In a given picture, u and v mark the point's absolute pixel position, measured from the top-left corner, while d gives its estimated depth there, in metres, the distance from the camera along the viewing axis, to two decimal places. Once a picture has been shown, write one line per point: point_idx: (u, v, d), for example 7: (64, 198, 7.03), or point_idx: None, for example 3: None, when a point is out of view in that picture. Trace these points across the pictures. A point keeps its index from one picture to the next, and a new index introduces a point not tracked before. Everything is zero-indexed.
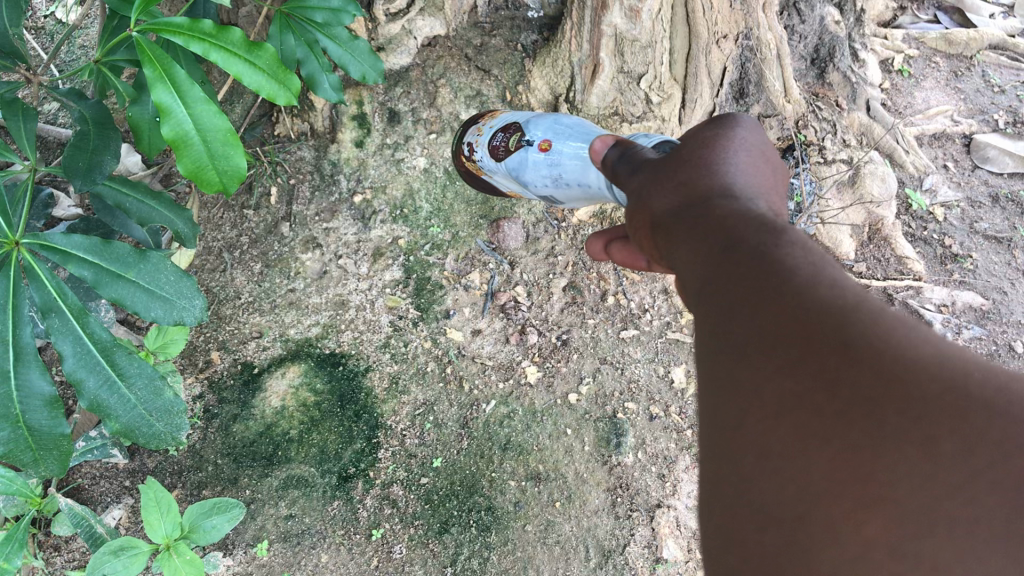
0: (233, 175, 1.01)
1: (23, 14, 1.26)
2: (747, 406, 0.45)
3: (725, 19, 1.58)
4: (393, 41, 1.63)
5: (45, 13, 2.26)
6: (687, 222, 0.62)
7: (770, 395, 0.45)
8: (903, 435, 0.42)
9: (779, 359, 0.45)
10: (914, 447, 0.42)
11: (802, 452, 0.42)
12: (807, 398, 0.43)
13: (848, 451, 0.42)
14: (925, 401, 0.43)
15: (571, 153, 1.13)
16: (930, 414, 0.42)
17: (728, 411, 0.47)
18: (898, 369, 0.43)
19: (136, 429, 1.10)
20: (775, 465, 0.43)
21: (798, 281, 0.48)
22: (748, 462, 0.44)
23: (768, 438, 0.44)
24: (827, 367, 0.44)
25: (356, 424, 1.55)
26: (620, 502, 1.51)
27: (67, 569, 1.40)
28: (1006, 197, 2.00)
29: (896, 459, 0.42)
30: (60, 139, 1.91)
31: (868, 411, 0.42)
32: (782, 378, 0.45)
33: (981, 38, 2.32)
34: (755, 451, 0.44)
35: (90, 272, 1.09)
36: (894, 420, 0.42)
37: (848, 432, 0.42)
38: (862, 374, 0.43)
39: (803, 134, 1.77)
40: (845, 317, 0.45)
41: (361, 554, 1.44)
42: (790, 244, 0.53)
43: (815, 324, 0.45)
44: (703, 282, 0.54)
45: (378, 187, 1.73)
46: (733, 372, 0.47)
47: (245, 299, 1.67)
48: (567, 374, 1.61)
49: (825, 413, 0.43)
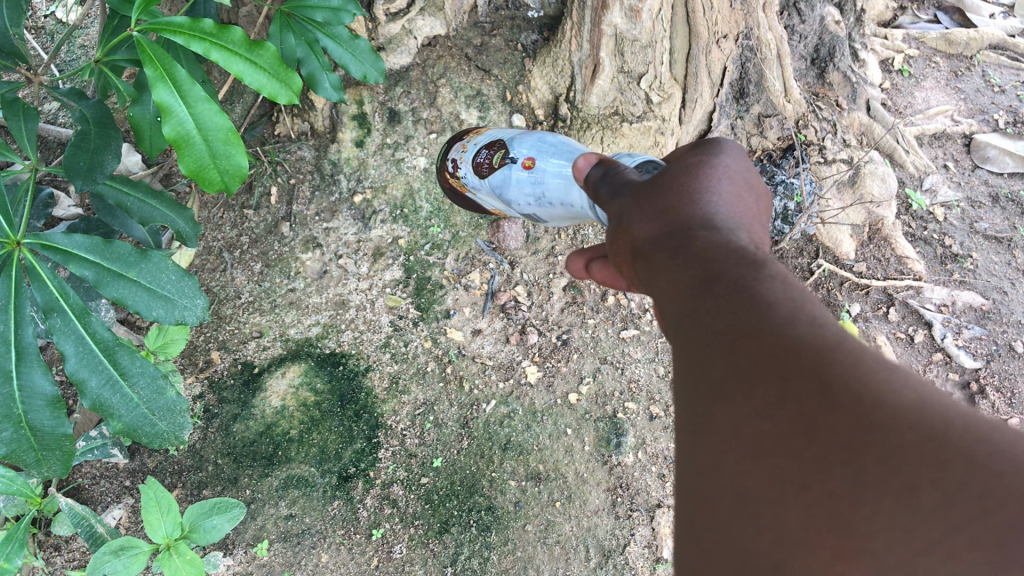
0: (234, 174, 1.01)
1: (23, 14, 1.25)
2: (724, 445, 0.45)
3: (725, 19, 1.58)
4: (393, 41, 1.63)
5: (45, 13, 2.26)
6: (666, 248, 0.62)
7: (746, 434, 0.44)
8: (882, 485, 0.40)
9: (759, 399, 0.45)
10: (893, 498, 0.39)
11: (779, 498, 0.42)
12: (785, 440, 0.43)
13: (826, 498, 0.41)
14: (904, 450, 0.40)
15: (555, 172, 1.12)
16: (915, 463, 0.40)
17: (706, 452, 0.47)
18: (876, 416, 0.41)
19: (139, 429, 1.10)
20: (751, 510, 0.43)
21: (777, 317, 0.48)
22: (723, 505, 0.44)
23: (744, 481, 0.43)
24: (805, 411, 0.43)
25: (356, 424, 1.55)
26: (620, 502, 1.51)
27: (67, 569, 1.39)
28: (1006, 197, 1.99)
29: (875, 510, 0.39)
30: (60, 138, 1.92)
31: (848, 456, 0.41)
32: (759, 419, 0.44)
33: (982, 38, 2.33)
34: (731, 495, 0.44)
35: (92, 272, 1.09)
36: (873, 469, 0.40)
37: (827, 477, 0.41)
38: (840, 420, 0.42)
39: (803, 134, 1.77)
40: (824, 357, 0.45)
41: (361, 554, 1.44)
42: (769, 277, 0.52)
43: (794, 363, 0.45)
44: (683, 315, 0.54)
45: (378, 187, 1.73)
46: (711, 411, 0.47)
47: (245, 299, 1.67)
48: (567, 374, 1.62)
49: (803, 458, 0.42)
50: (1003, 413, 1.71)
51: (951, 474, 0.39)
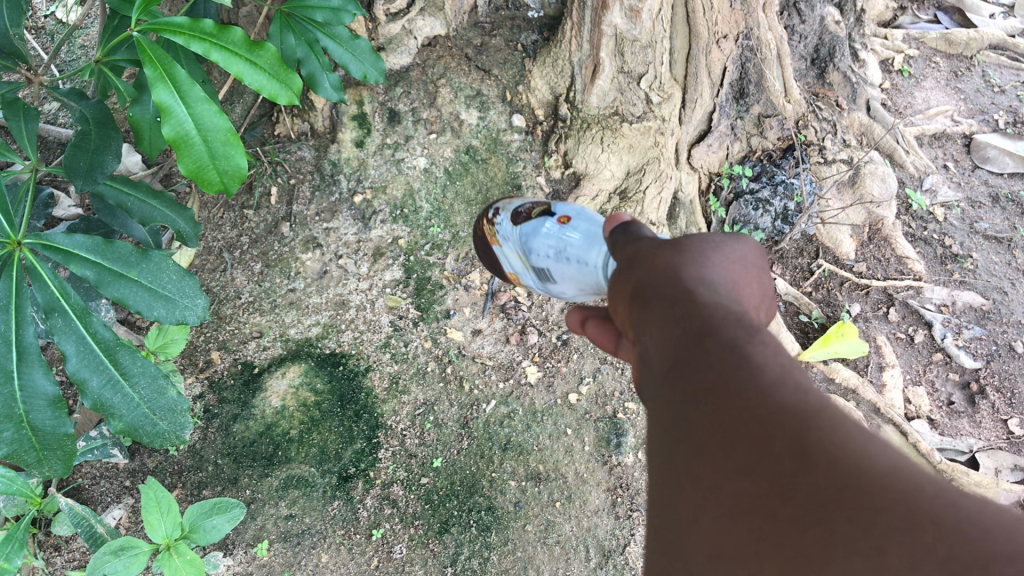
0: (233, 175, 1.01)
1: (23, 14, 1.25)
2: (702, 502, 0.44)
3: (725, 19, 1.58)
4: (393, 41, 1.63)
5: (45, 13, 2.26)
6: (663, 298, 0.61)
7: (725, 493, 0.43)
8: (853, 548, 0.37)
9: (739, 458, 0.43)
10: (862, 561, 0.36)
11: (750, 557, 0.39)
12: (760, 500, 0.41)
13: (796, 561, 0.38)
14: (877, 511, 0.37)
15: (584, 232, 1.07)
16: (886, 526, 0.37)
17: (686, 509, 0.45)
18: (851, 477, 0.39)
19: (140, 428, 1.10)
20: (722, 570, 0.40)
21: (766, 379, 0.46)
22: (697, 565, 0.42)
23: (718, 539, 0.42)
24: (782, 471, 0.41)
25: (356, 424, 1.55)
26: (620, 502, 1.51)
27: (67, 569, 1.39)
28: (1006, 197, 1.99)
29: (841, 573, 0.36)
30: (60, 138, 1.92)
31: (819, 516, 0.38)
32: (738, 478, 0.43)
33: (982, 38, 2.33)
34: (707, 554, 0.42)
35: (92, 272, 1.09)
36: (847, 532, 0.37)
37: (800, 538, 0.38)
38: (816, 481, 0.40)
39: (803, 134, 1.77)
40: (805, 420, 0.43)
41: (361, 554, 1.44)
42: (763, 343, 0.50)
43: (775, 422, 0.43)
44: (673, 370, 0.52)
45: (378, 187, 1.73)
46: (691, 467, 0.46)
47: (245, 299, 1.67)
48: (567, 374, 1.62)
49: (778, 518, 0.40)
50: (1003, 413, 1.71)
51: (925, 540, 0.36)
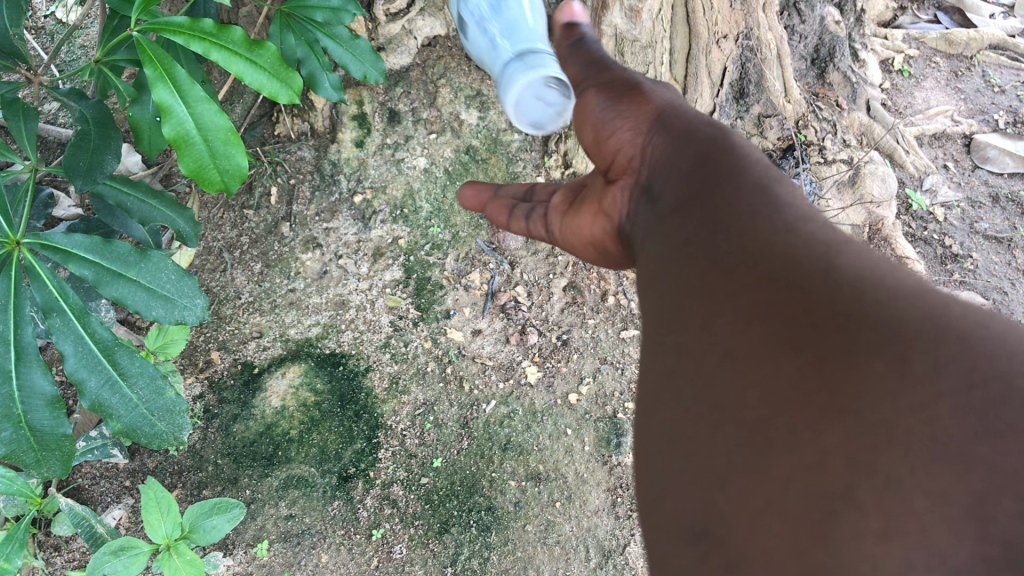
0: (234, 174, 1.01)
1: (22, 14, 1.25)
2: (732, 322, 0.53)
3: (725, 19, 1.57)
4: (393, 41, 1.60)
5: (45, 13, 2.26)
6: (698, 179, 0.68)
7: (754, 314, 0.52)
8: (876, 353, 0.46)
9: (770, 293, 0.52)
10: (883, 362, 0.45)
11: (774, 359, 0.48)
12: (790, 321, 0.50)
13: (815, 360, 0.47)
14: (898, 331, 0.47)
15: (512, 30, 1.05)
16: (909, 346, 0.46)
17: (715, 332, 0.54)
18: (872, 310, 0.48)
19: (138, 429, 1.10)
20: (743, 370, 0.50)
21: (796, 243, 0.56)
22: (719, 371, 0.51)
23: (741, 348, 0.51)
24: (810, 303, 0.50)
25: (356, 424, 1.55)
26: (620, 502, 1.51)
27: (67, 569, 1.40)
28: (1006, 197, 2.00)
29: (862, 373, 0.45)
30: (60, 138, 1.92)
31: (844, 330, 0.48)
32: (769, 306, 0.51)
33: (981, 38, 2.33)
34: (729, 361, 0.51)
35: (91, 272, 1.09)
36: (867, 342, 0.47)
37: (820, 345, 0.48)
38: (842, 308, 0.49)
39: (803, 134, 1.77)
40: (833, 271, 0.52)
41: (361, 554, 1.43)
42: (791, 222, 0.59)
43: (805, 272, 0.52)
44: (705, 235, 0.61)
45: (378, 187, 1.73)
46: (724, 301, 0.54)
47: (245, 299, 1.67)
48: (567, 374, 1.62)
49: (805, 332, 0.49)
50: None
51: (942, 353, 0.45)
